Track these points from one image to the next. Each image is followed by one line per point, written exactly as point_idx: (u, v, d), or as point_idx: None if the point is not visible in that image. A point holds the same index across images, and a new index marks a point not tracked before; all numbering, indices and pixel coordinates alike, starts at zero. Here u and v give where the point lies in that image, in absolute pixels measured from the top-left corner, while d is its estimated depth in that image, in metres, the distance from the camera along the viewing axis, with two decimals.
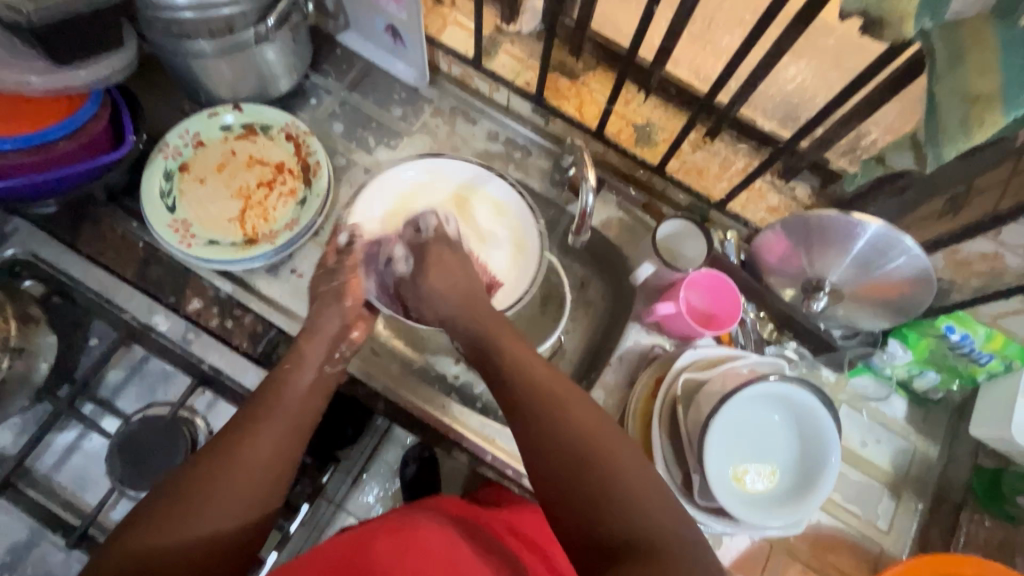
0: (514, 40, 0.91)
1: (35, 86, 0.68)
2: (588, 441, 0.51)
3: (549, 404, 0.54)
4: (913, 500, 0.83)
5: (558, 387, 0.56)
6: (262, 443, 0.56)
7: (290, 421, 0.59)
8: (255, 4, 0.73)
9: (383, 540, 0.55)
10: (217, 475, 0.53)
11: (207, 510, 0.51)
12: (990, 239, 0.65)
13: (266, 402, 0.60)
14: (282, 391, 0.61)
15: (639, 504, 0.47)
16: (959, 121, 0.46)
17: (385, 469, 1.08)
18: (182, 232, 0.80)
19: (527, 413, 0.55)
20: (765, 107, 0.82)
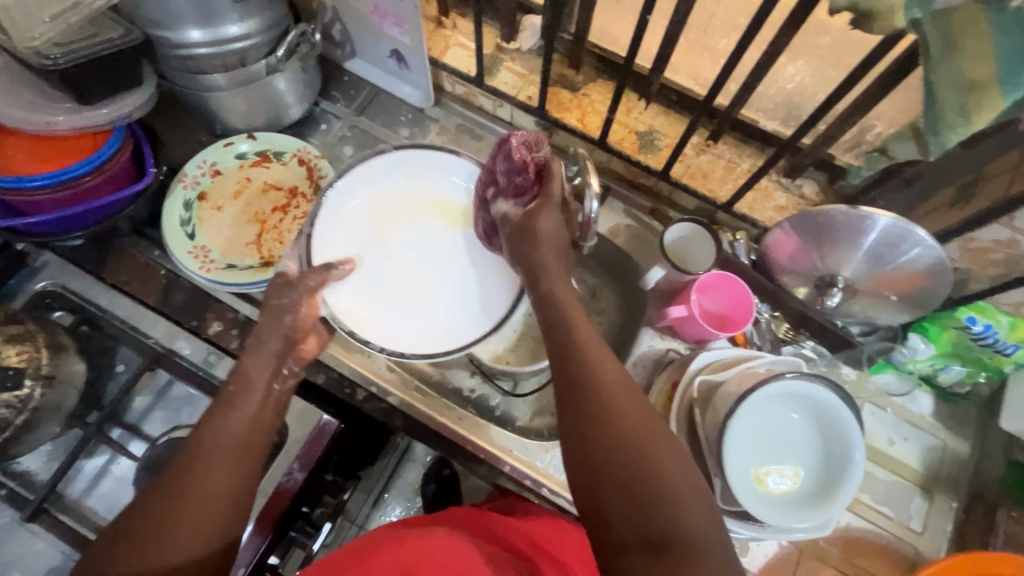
0: (515, 56, 0.93)
1: (61, 125, 0.72)
2: (648, 461, 0.46)
3: (612, 412, 0.49)
4: (946, 498, 0.81)
5: (623, 395, 0.50)
6: (217, 463, 0.54)
7: (245, 432, 0.57)
8: (264, 37, 0.78)
9: (389, 552, 0.55)
10: (170, 504, 0.50)
11: (169, 537, 0.49)
12: (1004, 226, 0.64)
13: (214, 419, 0.57)
14: (226, 414, 0.58)
15: (692, 520, 0.45)
16: (959, 107, 0.46)
17: (406, 488, 1.08)
18: (202, 258, 0.83)
19: (583, 411, 0.50)
20: (767, 107, 0.83)
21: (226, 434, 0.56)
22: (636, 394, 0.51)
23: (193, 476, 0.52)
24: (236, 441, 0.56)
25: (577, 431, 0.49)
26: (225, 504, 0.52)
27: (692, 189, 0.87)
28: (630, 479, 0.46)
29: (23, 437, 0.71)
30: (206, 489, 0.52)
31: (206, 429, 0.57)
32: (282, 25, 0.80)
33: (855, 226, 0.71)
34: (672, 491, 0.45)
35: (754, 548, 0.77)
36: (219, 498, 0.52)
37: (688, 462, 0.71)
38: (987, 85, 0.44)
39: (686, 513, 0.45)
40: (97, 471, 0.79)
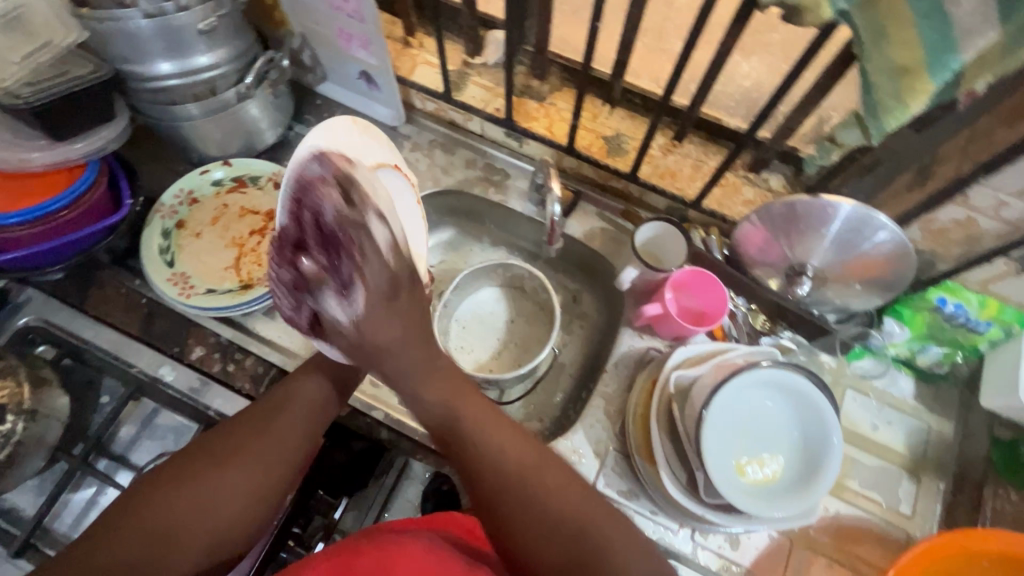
0: (481, 71, 0.96)
1: (36, 162, 0.73)
2: (580, 516, 0.53)
3: (522, 477, 0.54)
4: (934, 480, 0.81)
5: (525, 451, 0.56)
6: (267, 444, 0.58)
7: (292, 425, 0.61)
8: (232, 65, 0.80)
9: (366, 556, 0.57)
10: (218, 468, 0.55)
11: (205, 508, 0.53)
12: (960, 205, 0.66)
13: (272, 405, 0.62)
14: (291, 398, 0.63)
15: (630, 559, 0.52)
16: (894, 93, 0.48)
17: (406, 507, 0.94)
18: (181, 285, 0.84)
19: (516, 509, 0.53)
20: (727, 105, 0.85)
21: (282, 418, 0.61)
22: (553, 457, 0.57)
23: (244, 450, 0.57)
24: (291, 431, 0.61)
25: (483, 485, 0.54)
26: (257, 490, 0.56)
27: (661, 189, 0.88)
28: (550, 537, 0.52)
29: (7, 473, 0.71)
30: (255, 464, 0.57)
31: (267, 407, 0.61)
32: (250, 54, 0.83)
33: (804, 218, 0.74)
34: (599, 530, 0.53)
35: (745, 541, 0.77)
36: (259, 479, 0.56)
37: (670, 458, 0.71)
38: (918, 69, 0.46)
39: (620, 557, 0.52)
40: (84, 504, 0.79)
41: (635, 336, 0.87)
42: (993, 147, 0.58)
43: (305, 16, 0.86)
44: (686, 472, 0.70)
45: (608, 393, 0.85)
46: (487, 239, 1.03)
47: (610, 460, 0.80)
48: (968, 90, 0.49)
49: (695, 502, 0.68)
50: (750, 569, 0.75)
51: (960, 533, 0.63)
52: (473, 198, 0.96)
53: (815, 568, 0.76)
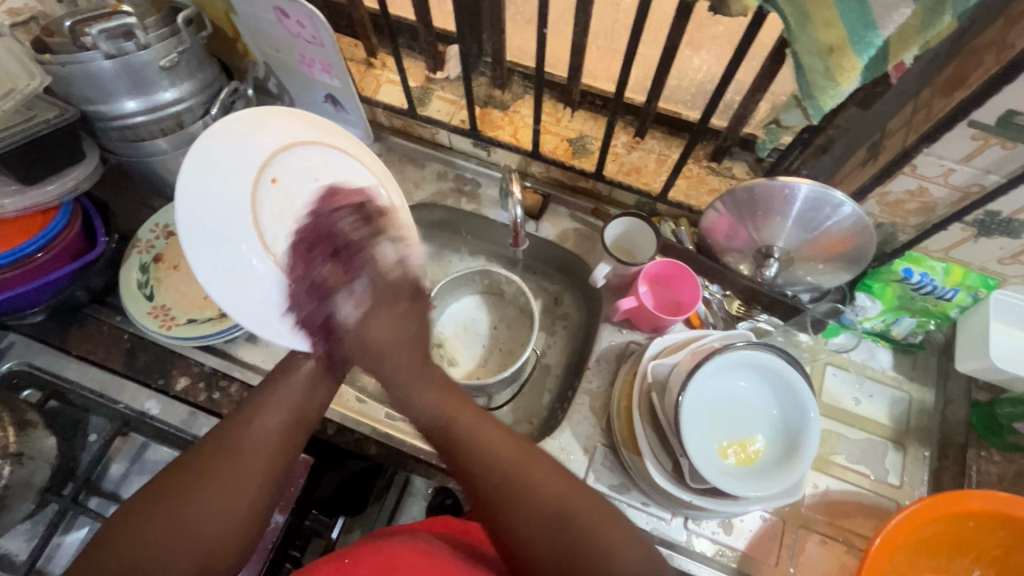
0: (445, 85, 0.98)
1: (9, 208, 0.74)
2: (568, 501, 0.54)
3: (511, 472, 0.56)
4: (920, 449, 0.82)
5: (517, 452, 0.57)
6: (241, 475, 0.55)
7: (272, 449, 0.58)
8: (197, 98, 0.82)
9: (359, 561, 0.57)
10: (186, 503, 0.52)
11: (176, 544, 0.51)
12: (911, 175, 0.67)
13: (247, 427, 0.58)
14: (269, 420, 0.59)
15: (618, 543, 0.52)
16: (825, 72, 0.50)
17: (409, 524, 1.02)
18: (162, 317, 0.84)
19: (503, 498, 0.55)
20: (684, 99, 0.88)
21: (257, 447, 0.57)
22: (531, 450, 0.58)
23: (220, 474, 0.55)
24: (267, 461, 0.57)
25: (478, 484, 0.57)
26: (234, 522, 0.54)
27: (628, 185, 0.90)
28: (543, 529, 0.53)
29: None
30: (235, 488, 0.54)
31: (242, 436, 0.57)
32: (213, 86, 0.85)
33: (771, 201, 0.75)
34: (584, 515, 0.54)
35: (738, 525, 0.77)
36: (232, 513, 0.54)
37: (655, 446, 0.72)
38: (844, 47, 0.48)
39: (612, 552, 0.52)
40: (77, 545, 0.78)
41: (616, 332, 0.88)
42: (933, 117, 0.60)
43: (267, 45, 0.89)
44: (671, 459, 0.71)
45: (593, 389, 0.86)
46: (465, 249, 1.04)
47: (599, 456, 0.80)
48: (896, 62, 0.51)
49: (681, 488, 0.69)
50: (745, 552, 0.76)
51: (945, 495, 0.64)
52: (447, 210, 0.98)
53: (809, 546, 0.77)
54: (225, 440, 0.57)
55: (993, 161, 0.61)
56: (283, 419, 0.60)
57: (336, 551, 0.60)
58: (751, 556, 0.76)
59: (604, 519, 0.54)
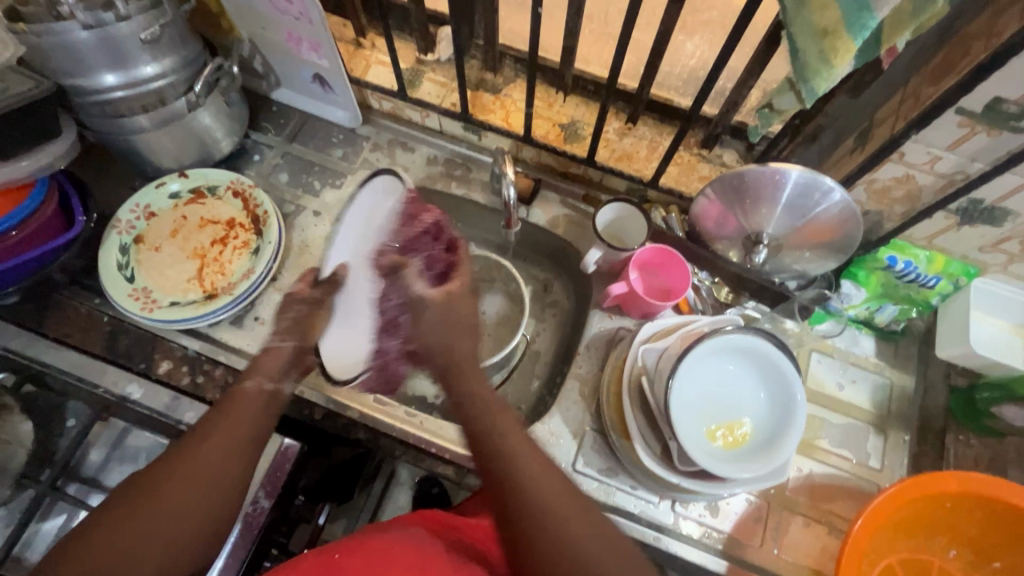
0: (435, 67, 0.96)
1: None
2: (552, 497, 0.52)
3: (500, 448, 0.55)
4: (900, 433, 0.83)
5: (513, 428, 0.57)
6: (199, 472, 0.55)
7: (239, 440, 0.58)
8: (180, 74, 0.80)
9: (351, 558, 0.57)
10: (150, 511, 0.52)
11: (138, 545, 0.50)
12: (898, 163, 0.68)
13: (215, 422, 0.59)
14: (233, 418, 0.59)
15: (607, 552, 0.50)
16: (820, 54, 0.50)
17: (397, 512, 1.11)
18: (143, 299, 0.82)
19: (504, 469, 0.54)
20: (676, 86, 0.88)
21: (219, 444, 0.57)
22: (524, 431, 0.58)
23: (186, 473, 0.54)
24: (234, 452, 0.57)
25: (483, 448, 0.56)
26: (203, 520, 0.54)
27: (619, 171, 0.90)
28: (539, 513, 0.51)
29: None
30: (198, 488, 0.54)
31: (198, 442, 0.56)
32: (197, 62, 0.82)
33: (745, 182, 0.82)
34: (567, 510, 0.52)
35: (724, 507, 0.78)
36: (201, 512, 0.54)
37: (643, 430, 0.72)
38: (839, 30, 0.48)
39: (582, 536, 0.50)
40: (56, 531, 0.77)
41: (605, 318, 0.89)
42: (921, 105, 0.60)
43: (252, 22, 0.86)
44: (659, 443, 0.72)
45: (582, 374, 0.86)
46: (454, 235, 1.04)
47: (588, 440, 0.81)
48: (887, 47, 0.51)
49: (669, 471, 0.70)
50: (730, 533, 0.77)
51: (918, 482, 0.66)
52: (436, 194, 0.97)
53: (792, 527, 0.78)
54: (183, 445, 0.56)
55: (978, 149, 0.62)
56: (247, 414, 0.60)
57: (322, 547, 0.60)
58: (735, 538, 0.77)
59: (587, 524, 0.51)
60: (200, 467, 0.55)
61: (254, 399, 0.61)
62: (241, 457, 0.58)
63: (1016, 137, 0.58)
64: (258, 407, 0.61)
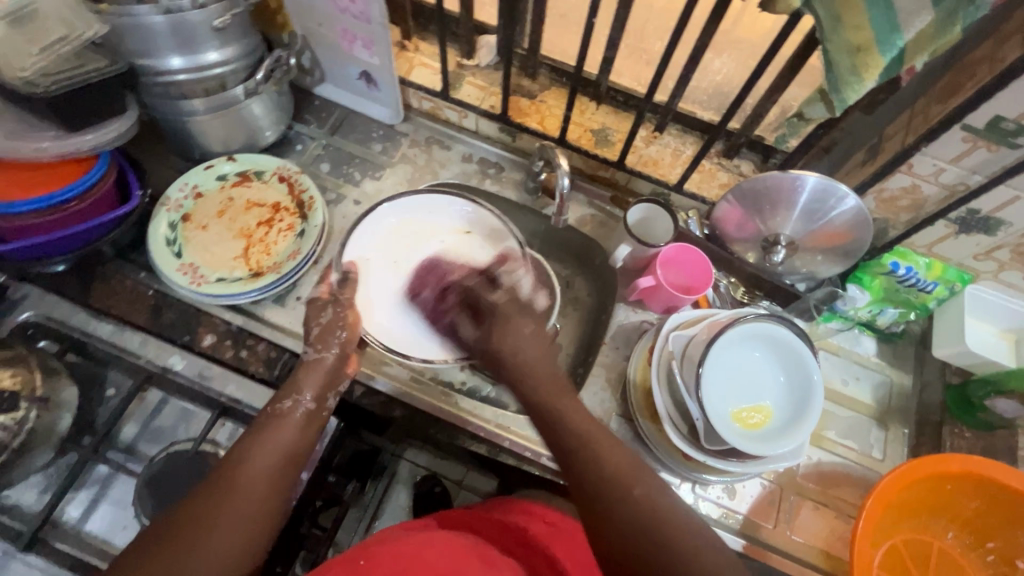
0: (475, 72, 1.03)
1: (48, 151, 0.74)
2: (623, 482, 0.56)
3: (547, 407, 0.63)
4: (900, 427, 0.90)
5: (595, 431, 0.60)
6: (253, 477, 0.59)
7: (280, 451, 0.63)
8: (241, 62, 0.84)
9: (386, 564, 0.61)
10: (221, 513, 0.56)
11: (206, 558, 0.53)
12: (907, 174, 0.76)
13: (254, 438, 0.63)
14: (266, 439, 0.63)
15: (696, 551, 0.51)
16: (852, 69, 0.57)
17: (398, 512, 1.11)
18: (192, 274, 0.85)
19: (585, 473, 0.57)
20: (701, 99, 0.96)
21: (267, 454, 0.62)
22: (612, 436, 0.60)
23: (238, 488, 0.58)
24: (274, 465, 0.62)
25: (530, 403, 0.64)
26: (258, 524, 0.58)
27: (646, 175, 0.96)
28: (608, 489, 0.55)
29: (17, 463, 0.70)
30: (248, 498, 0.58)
31: (249, 451, 0.61)
32: (257, 53, 0.87)
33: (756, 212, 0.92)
34: (632, 486, 0.55)
35: (741, 490, 0.83)
36: (260, 514, 0.58)
37: (671, 411, 0.77)
38: (870, 48, 0.55)
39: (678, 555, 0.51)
40: (91, 500, 0.79)
41: (629, 312, 0.94)
42: (930, 121, 0.68)
43: (309, 18, 0.91)
44: (687, 423, 0.77)
45: (608, 362, 0.91)
46: None
47: (614, 423, 0.86)
48: (908, 66, 0.59)
49: (697, 450, 0.75)
50: (747, 515, 0.82)
51: (917, 463, 0.72)
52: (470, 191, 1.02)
53: (803, 511, 0.83)
54: (233, 454, 0.62)
55: (979, 163, 0.70)
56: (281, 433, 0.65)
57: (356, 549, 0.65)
58: (752, 519, 0.82)
59: (684, 535, 0.53)
60: (252, 474, 0.60)
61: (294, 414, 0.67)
62: (289, 461, 0.63)
63: (1013, 152, 0.67)
64: (300, 421, 0.67)
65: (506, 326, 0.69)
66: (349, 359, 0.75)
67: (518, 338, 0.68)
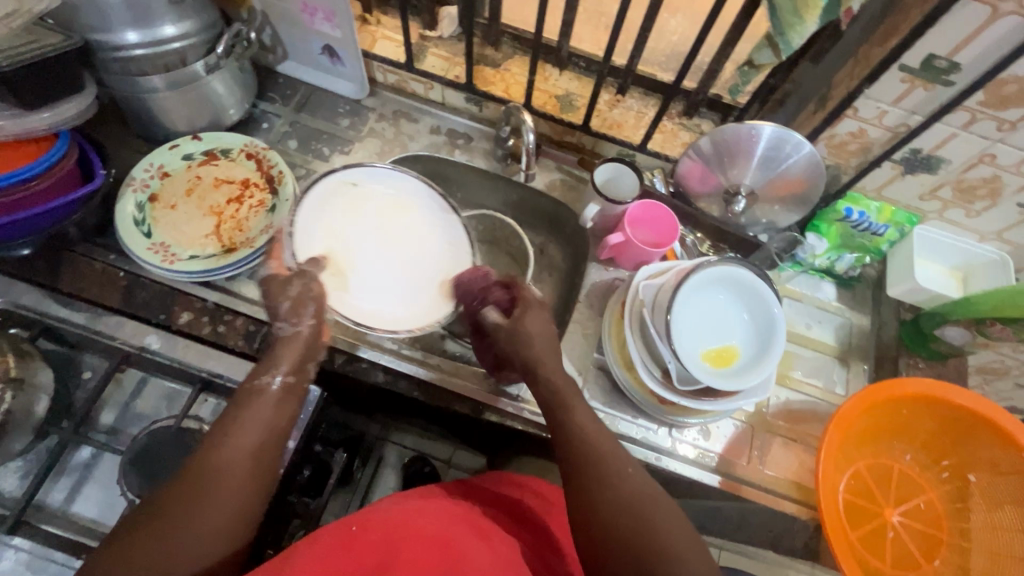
0: (438, 43, 1.04)
1: (6, 131, 0.72)
2: (637, 500, 0.56)
3: (559, 378, 0.68)
4: (860, 363, 0.95)
5: (606, 445, 0.62)
6: (230, 454, 0.58)
7: (262, 425, 0.61)
8: (201, 36, 0.83)
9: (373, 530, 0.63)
10: (188, 508, 0.54)
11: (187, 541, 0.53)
12: (854, 118, 0.80)
13: (235, 413, 0.61)
14: (245, 416, 0.61)
15: (668, 527, 0.55)
16: (794, 10, 0.61)
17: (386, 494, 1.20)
18: (163, 253, 0.85)
19: (588, 475, 0.59)
20: (660, 61, 0.99)
21: (247, 430, 0.60)
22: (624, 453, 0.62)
23: (220, 471, 0.56)
24: (256, 444, 0.60)
25: (547, 402, 0.67)
26: (234, 513, 0.56)
27: (611, 137, 0.99)
28: (593, 473, 0.59)
29: None
30: (230, 480, 0.56)
31: (220, 439, 0.59)
32: (216, 27, 0.86)
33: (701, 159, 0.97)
34: (647, 511, 0.56)
35: (714, 431, 0.87)
36: (233, 504, 0.56)
37: (644, 357, 0.80)
38: None
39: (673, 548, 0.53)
40: (77, 481, 0.78)
41: (602, 270, 0.97)
42: (871, 64, 0.72)
43: None
44: (660, 367, 0.80)
45: (582, 318, 0.94)
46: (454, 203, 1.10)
47: (591, 375, 0.89)
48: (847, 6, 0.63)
49: (671, 391, 0.78)
50: (721, 454, 0.86)
51: (874, 389, 0.78)
52: (440, 162, 1.03)
53: (774, 446, 0.88)
54: (216, 428, 0.60)
55: (917, 102, 0.74)
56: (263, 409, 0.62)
57: (344, 518, 0.65)
58: (726, 457, 0.86)
59: (687, 543, 0.54)
60: (221, 464, 0.57)
61: (266, 392, 0.64)
62: (266, 441, 0.61)
63: (948, 89, 0.71)
64: (274, 398, 0.63)
65: (529, 307, 0.73)
66: (324, 329, 0.73)
67: (535, 321, 0.72)
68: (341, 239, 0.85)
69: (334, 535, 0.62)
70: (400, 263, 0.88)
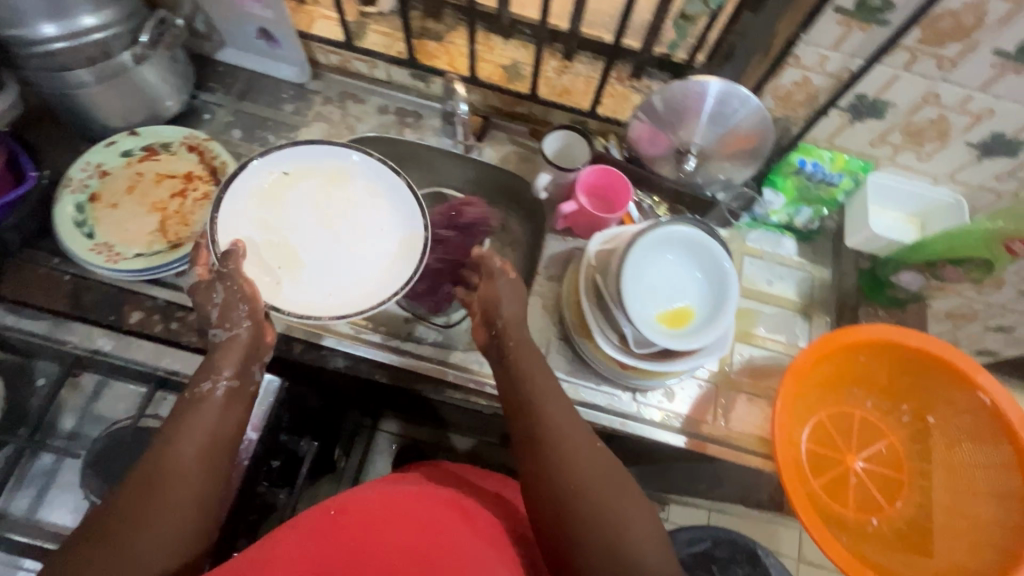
0: (378, 20, 1.01)
1: None
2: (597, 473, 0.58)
3: (525, 356, 0.69)
4: (823, 315, 0.95)
5: (564, 418, 0.62)
6: (172, 465, 0.57)
7: (204, 433, 0.61)
8: (124, 25, 0.80)
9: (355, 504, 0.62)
10: (132, 521, 0.53)
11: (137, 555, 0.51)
12: (797, 66, 0.79)
13: (175, 426, 0.61)
14: (186, 427, 0.60)
15: (614, 499, 0.56)
16: None
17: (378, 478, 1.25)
18: (107, 253, 0.83)
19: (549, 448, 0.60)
20: (604, 22, 0.97)
21: (189, 440, 0.59)
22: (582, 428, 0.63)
23: (165, 482, 0.55)
24: (200, 453, 0.59)
25: (512, 374, 0.67)
26: (184, 523, 0.55)
27: (561, 104, 0.98)
28: (552, 450, 0.60)
29: None
30: (179, 491, 0.56)
31: (162, 448, 0.58)
32: (140, 15, 0.83)
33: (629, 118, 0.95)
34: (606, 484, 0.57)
35: (679, 393, 0.88)
36: (180, 513, 0.55)
37: (601, 323, 0.80)
38: None
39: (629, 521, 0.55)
40: (42, 483, 0.78)
41: (560, 240, 0.96)
42: (808, 8, 0.71)
43: None
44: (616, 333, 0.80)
45: (543, 290, 0.93)
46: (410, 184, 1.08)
47: (554, 346, 0.88)
48: None
49: (628, 356, 0.78)
50: (687, 415, 0.86)
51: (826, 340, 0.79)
52: (391, 141, 1.00)
53: (739, 403, 0.88)
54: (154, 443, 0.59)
55: (857, 45, 0.73)
56: (202, 418, 0.62)
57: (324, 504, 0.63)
58: (692, 418, 0.86)
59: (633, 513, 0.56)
60: (165, 473, 0.56)
61: (206, 400, 0.64)
62: (211, 448, 0.60)
63: (885, 29, 0.70)
64: (217, 404, 0.64)
65: (494, 280, 0.74)
66: (264, 328, 0.73)
67: (509, 299, 0.72)
68: (292, 229, 0.86)
69: (312, 521, 0.60)
70: (354, 238, 0.87)
